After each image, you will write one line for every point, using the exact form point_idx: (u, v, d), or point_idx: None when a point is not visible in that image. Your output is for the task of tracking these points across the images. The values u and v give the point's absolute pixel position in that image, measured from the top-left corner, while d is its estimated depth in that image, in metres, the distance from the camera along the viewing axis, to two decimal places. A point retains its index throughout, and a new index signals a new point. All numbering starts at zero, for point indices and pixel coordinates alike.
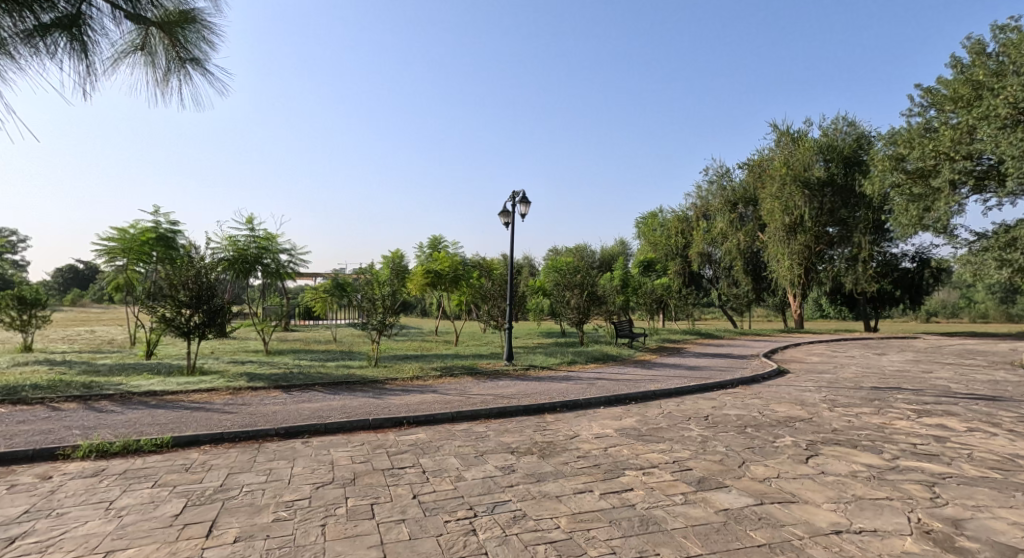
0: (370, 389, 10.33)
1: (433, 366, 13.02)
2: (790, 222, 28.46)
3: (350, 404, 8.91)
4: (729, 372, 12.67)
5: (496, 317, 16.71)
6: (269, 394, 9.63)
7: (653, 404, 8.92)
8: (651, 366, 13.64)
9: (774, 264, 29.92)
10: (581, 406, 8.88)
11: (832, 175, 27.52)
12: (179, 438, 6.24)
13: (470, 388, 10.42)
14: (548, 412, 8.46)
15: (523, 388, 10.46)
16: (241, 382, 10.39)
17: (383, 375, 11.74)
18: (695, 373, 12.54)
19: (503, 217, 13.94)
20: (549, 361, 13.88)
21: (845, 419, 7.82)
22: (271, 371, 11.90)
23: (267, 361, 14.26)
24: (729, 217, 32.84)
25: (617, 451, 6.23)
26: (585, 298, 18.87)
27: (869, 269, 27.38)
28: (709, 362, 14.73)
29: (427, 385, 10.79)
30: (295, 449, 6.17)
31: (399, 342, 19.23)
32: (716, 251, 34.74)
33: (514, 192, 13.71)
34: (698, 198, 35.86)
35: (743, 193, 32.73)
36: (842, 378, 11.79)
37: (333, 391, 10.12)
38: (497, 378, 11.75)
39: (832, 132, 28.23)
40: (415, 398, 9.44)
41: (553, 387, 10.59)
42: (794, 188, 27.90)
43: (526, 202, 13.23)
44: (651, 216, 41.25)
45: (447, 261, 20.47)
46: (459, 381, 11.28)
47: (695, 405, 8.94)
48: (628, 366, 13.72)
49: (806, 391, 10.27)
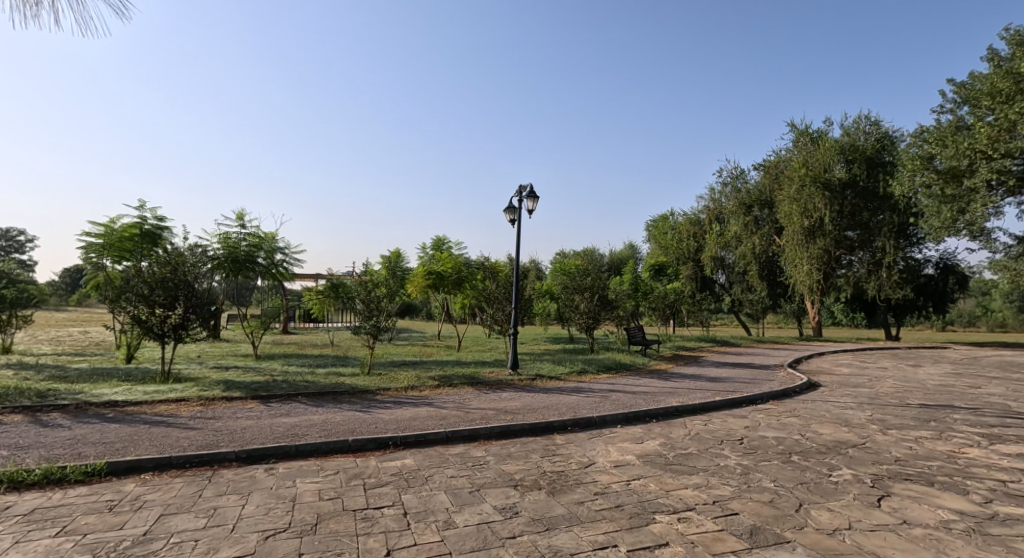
0: (358, 400, 9.29)
1: (431, 374, 12.02)
2: (809, 226, 27.26)
3: (332, 420, 7.88)
4: (755, 385, 11.54)
5: (500, 321, 15.62)
6: (244, 406, 8.61)
7: (676, 423, 7.83)
8: (668, 377, 12.52)
9: (792, 269, 28.70)
10: (595, 425, 7.80)
11: (854, 176, 26.31)
12: (116, 464, 5.23)
13: (470, 401, 9.37)
14: (557, 431, 7.39)
15: (529, 401, 9.38)
16: (216, 391, 9.38)
17: (375, 384, 10.69)
18: (717, 385, 11.41)
19: (508, 213, 12.91)
20: (557, 369, 12.80)
21: (906, 446, 6.70)
22: (253, 379, 10.89)
23: (253, 367, 13.24)
24: (744, 220, 31.66)
25: (643, 486, 5.15)
26: (595, 302, 17.77)
27: (893, 275, 26.04)
28: (730, 373, 13.61)
29: (423, 397, 9.76)
30: (253, 480, 5.12)
31: (398, 347, 18.23)
32: (729, 255, 33.56)
33: (520, 186, 12.66)
34: (711, 201, 34.72)
35: (758, 195, 31.56)
36: (883, 394, 10.63)
37: (317, 402, 9.09)
38: (500, 389, 10.69)
39: (854, 132, 27.01)
40: (407, 412, 8.38)
41: (562, 401, 9.52)
42: (813, 189, 26.73)
43: (533, 197, 12.20)
44: (662, 220, 40.11)
45: (450, 262, 19.52)
46: (458, 393, 10.21)
47: (725, 425, 7.83)
48: (643, 376, 12.65)
49: (847, 408, 9.13)
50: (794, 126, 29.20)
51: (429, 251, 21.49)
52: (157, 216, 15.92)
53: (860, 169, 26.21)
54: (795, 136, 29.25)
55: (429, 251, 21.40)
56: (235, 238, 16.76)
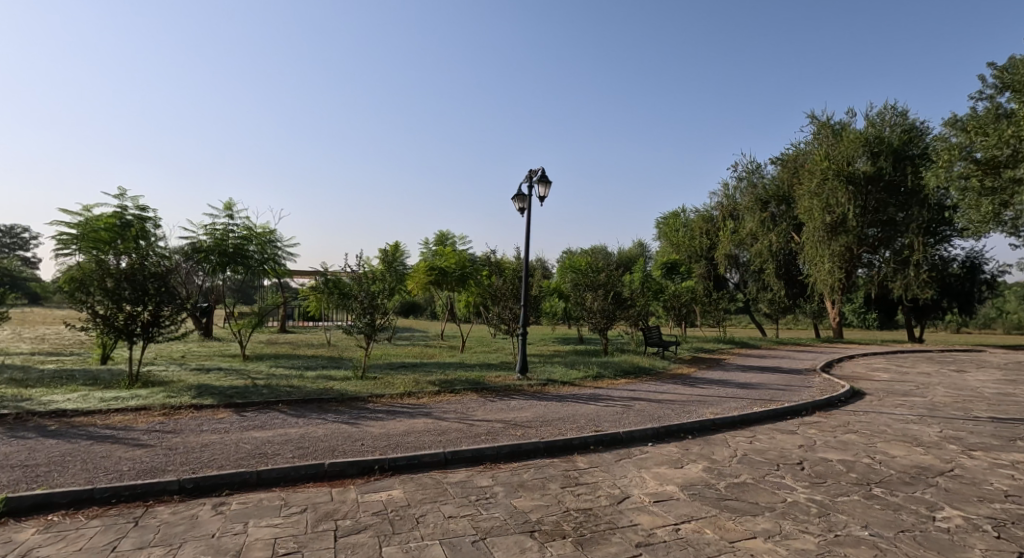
0: (346, 410, 8.13)
1: (431, 379, 10.86)
2: (832, 222, 25.90)
3: (313, 434, 6.72)
4: (792, 392, 10.35)
5: (507, 320, 14.42)
6: (214, 416, 7.47)
7: (718, 441, 6.64)
8: (693, 383, 11.32)
9: (812, 267, 27.37)
10: (621, 442, 6.62)
11: (881, 170, 24.94)
12: (20, 501, 4.12)
13: (474, 411, 8.20)
14: (577, 451, 6.21)
15: (541, 412, 8.21)
16: (185, 398, 8.22)
17: (368, 390, 9.53)
18: (750, 393, 10.21)
19: (517, 201, 11.76)
20: (570, 374, 11.62)
21: (1007, 474, 5.48)
22: (231, 383, 9.76)
23: (236, 370, 12.11)
24: (760, 216, 30.39)
25: (698, 533, 3.97)
26: (609, 301, 16.57)
27: (921, 274, 24.63)
28: (760, 378, 12.39)
29: (421, 405, 8.61)
30: (192, 523, 3.97)
31: (398, 348, 17.08)
32: (743, 254, 32.27)
33: (531, 170, 11.51)
34: (725, 197, 33.46)
35: (776, 190, 30.28)
36: (941, 404, 9.40)
37: (299, 412, 7.93)
38: (507, 396, 9.52)
39: (879, 123, 25.69)
40: (400, 426, 7.20)
41: (579, 411, 8.35)
42: (836, 183, 25.42)
43: (545, 182, 11.03)
44: (673, 216, 38.86)
45: (454, 257, 18.37)
46: (461, 401, 9.03)
47: (776, 443, 6.63)
48: (665, 382, 11.48)
49: (909, 423, 7.91)
50: (814, 117, 27.92)
51: (430, 246, 20.32)
52: (140, 205, 14.95)
53: (887, 162, 24.85)
54: (816, 128, 27.97)
55: (431, 246, 20.23)
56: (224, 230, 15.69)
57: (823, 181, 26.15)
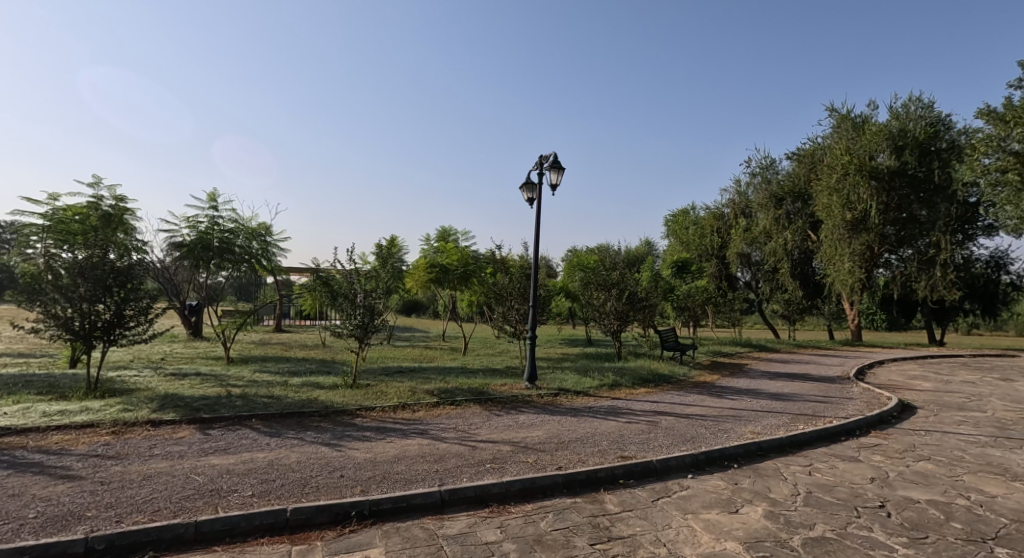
0: (329, 428, 6.99)
1: (429, 387, 9.74)
2: (853, 219, 24.71)
3: (284, 460, 5.61)
4: (835, 405, 9.19)
5: (513, 322, 13.23)
6: (173, 435, 6.36)
7: (772, 474, 5.49)
8: (720, 394, 10.16)
9: (831, 267, 26.13)
10: (656, 472, 5.49)
11: (906, 165, 23.66)
12: None
13: (477, 429, 7.07)
14: (604, 487, 5.09)
15: (556, 430, 7.08)
16: (143, 412, 7.10)
17: (357, 402, 8.40)
18: (788, 406, 9.05)
19: (526, 191, 10.65)
20: (584, 382, 10.47)
21: None
22: (204, 392, 8.64)
23: (215, 375, 11.04)
24: (774, 214, 29.18)
25: None
26: (623, 301, 15.41)
27: (949, 274, 23.35)
28: (792, 387, 11.24)
29: (415, 422, 7.48)
30: None
31: (395, 350, 15.96)
32: (756, 252, 31.07)
33: (541, 156, 10.38)
34: (737, 194, 32.29)
35: (791, 186, 29.07)
36: (1009, 422, 8.23)
37: (274, 430, 6.80)
38: (515, 409, 8.38)
39: (903, 116, 24.39)
40: (390, 450, 6.07)
41: (600, 430, 7.21)
42: (857, 179, 24.21)
43: (557, 168, 9.91)
44: (682, 214, 37.69)
45: (456, 253, 17.20)
46: (462, 416, 7.90)
47: (842, 476, 5.47)
48: (689, 392, 10.34)
49: (987, 447, 6.74)
50: (833, 109, 26.72)
51: (431, 242, 19.14)
52: (117, 195, 13.93)
53: (911, 156, 23.57)
54: (835, 121, 26.76)
55: (432, 242, 19.02)
56: (208, 224, 14.57)
57: (844, 176, 24.94)
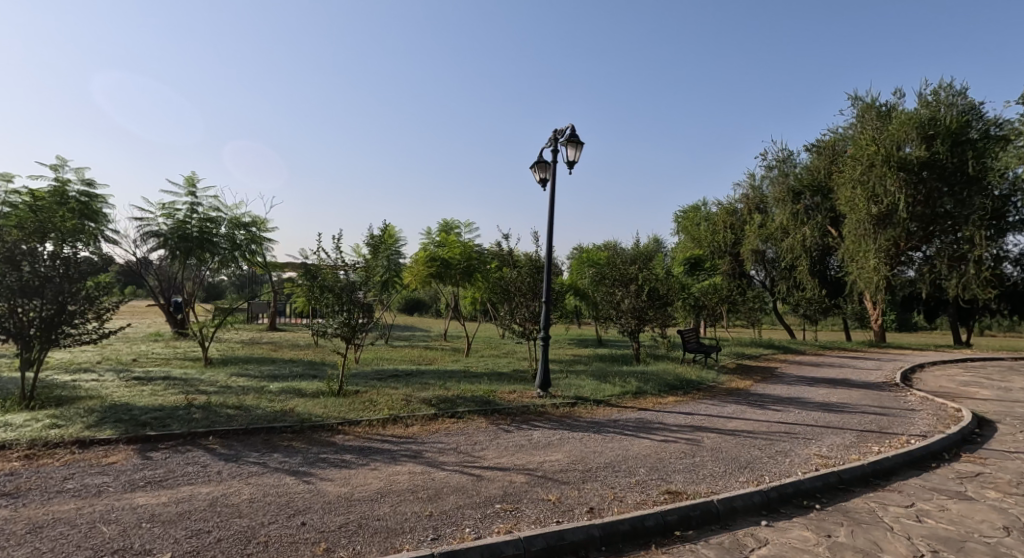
0: (300, 451, 5.71)
1: (426, 395, 8.44)
2: (878, 213, 23.33)
3: (233, 497, 4.32)
4: (901, 419, 7.84)
5: (522, 322, 11.90)
6: (101, 460, 5.08)
7: (873, 522, 4.15)
8: (761, 404, 8.83)
9: (854, 264, 24.72)
10: (718, 518, 4.17)
11: (937, 156, 22.05)
12: None
13: (483, 453, 5.78)
14: (655, 543, 3.78)
15: (579, 454, 5.77)
16: (75, 428, 5.84)
17: (340, 413, 7.09)
18: (846, 419, 7.72)
19: (538, 170, 9.38)
20: (603, 390, 9.15)
21: None
22: (161, 402, 7.37)
23: (185, 381, 9.78)
24: (792, 209, 27.76)
25: None
26: (641, 298, 14.09)
27: (983, 271, 21.86)
28: (838, 394, 9.92)
29: (405, 442, 6.17)
30: None
31: (392, 351, 14.65)
32: (771, 249, 29.69)
33: (556, 130, 9.09)
34: (751, 188, 30.96)
35: (811, 179, 27.58)
36: None
37: (232, 453, 5.53)
38: (527, 424, 7.09)
39: (934, 104, 22.80)
40: (372, 483, 4.77)
41: (631, 453, 5.89)
42: (884, 170, 22.76)
43: (575, 143, 8.61)
44: (694, 211, 36.29)
45: (458, 247, 15.86)
46: (463, 432, 6.62)
47: (966, 525, 4.13)
48: (725, 402, 9.03)
49: None
50: (856, 98, 25.27)
51: (431, 235, 17.80)
52: (85, 180, 12.70)
53: (943, 146, 21.93)
54: (858, 110, 25.32)
55: (433, 234, 17.67)
56: (185, 212, 13.27)
57: (869, 167, 23.54)
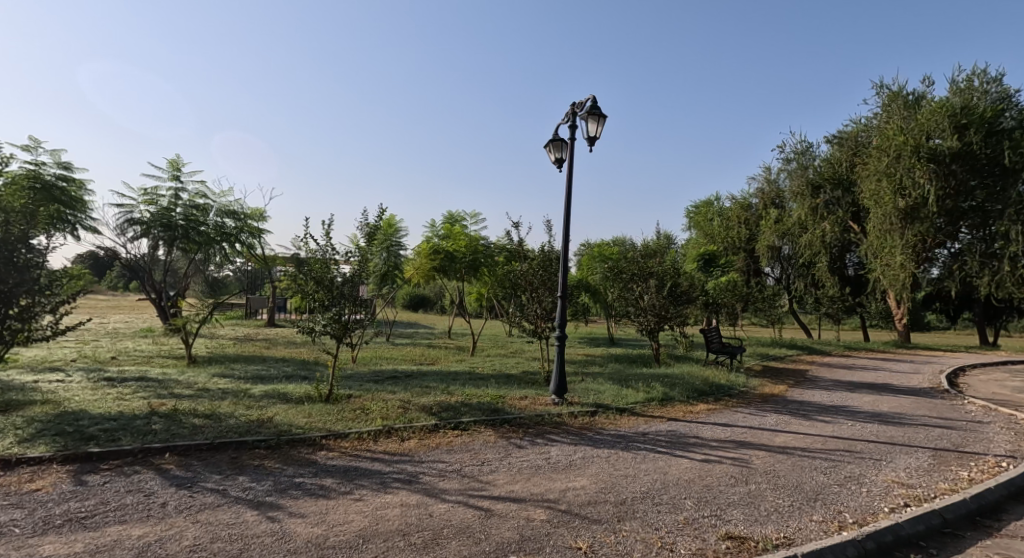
0: (272, 474, 4.73)
1: (426, 401, 7.44)
2: (906, 207, 22.10)
3: (170, 546, 3.34)
4: (975, 433, 6.77)
5: (534, 320, 10.85)
6: (20, 487, 4.12)
7: None
8: (807, 414, 7.79)
9: (879, 261, 23.51)
10: None
11: (970, 146, 20.80)
12: None
13: (491, 478, 4.76)
14: None
15: (608, 481, 4.75)
16: (4, 443, 4.90)
17: (325, 424, 6.10)
18: (912, 434, 6.66)
19: (553, 149, 8.41)
20: (626, 396, 8.12)
21: None
22: (121, 409, 6.41)
23: (158, 382, 8.81)
24: (812, 203, 26.54)
25: None
26: (661, 295, 13.03)
27: (1019, 269, 20.64)
28: (889, 402, 8.86)
29: (399, 463, 5.17)
30: None
31: (391, 350, 13.62)
32: (788, 246, 28.51)
33: (574, 105, 8.11)
34: (767, 182, 29.81)
35: (831, 172, 26.31)
36: None
37: (188, 477, 4.56)
38: (543, 439, 6.08)
39: (967, 92, 21.54)
40: (353, 522, 3.79)
41: (671, 478, 4.87)
42: (913, 162, 21.54)
43: (597, 116, 7.64)
44: (706, 206, 35.16)
45: (463, 239, 14.78)
46: (469, 449, 5.62)
47: None
48: (765, 411, 8.00)
49: None
50: (882, 86, 24.04)
51: (435, 227, 16.73)
52: (62, 163, 11.76)
53: (977, 135, 20.67)
54: (883, 100, 24.08)
55: (437, 226, 16.63)
56: (169, 199, 12.33)
57: (896, 159, 22.32)
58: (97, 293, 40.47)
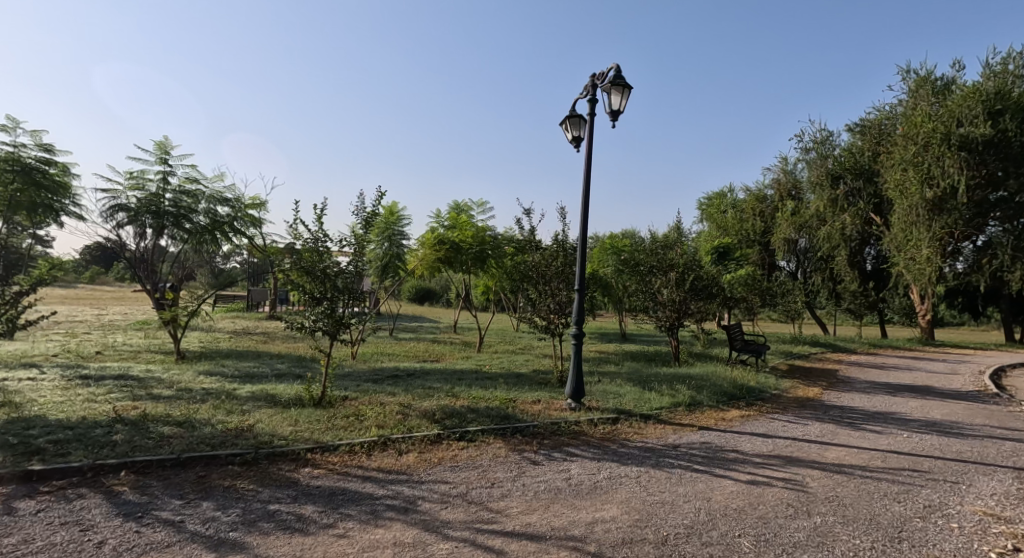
0: (242, 499, 3.98)
1: (429, 406, 6.65)
2: (933, 197, 20.98)
3: None
4: None
5: (546, 315, 10.06)
6: None
7: None
8: (853, 423, 6.96)
9: (904, 255, 22.50)
10: None
11: (1003, 134, 19.78)
12: None
13: (503, 506, 3.99)
14: None
15: (643, 512, 3.96)
16: None
17: (312, 435, 5.33)
18: (983, 448, 5.82)
19: (569, 127, 7.63)
20: (650, 400, 7.32)
21: None
22: (82, 414, 5.71)
23: (137, 381, 8.11)
24: (831, 195, 25.52)
25: None
26: (681, 288, 12.18)
27: None
28: (940, 409, 8.01)
29: (391, 484, 4.40)
30: None
31: (393, 346, 12.87)
32: (805, 238, 27.55)
33: (593, 77, 7.31)
34: (784, 173, 28.77)
35: (852, 164, 25.03)
36: None
37: (141, 504, 3.82)
38: (562, 453, 5.29)
39: (1002, 77, 20.44)
40: None
41: (716, 508, 4.07)
42: (942, 150, 20.47)
43: (621, 88, 6.84)
44: (719, 198, 34.17)
45: (470, 229, 13.96)
46: (475, 467, 4.84)
47: None
48: (806, 418, 7.17)
49: None
50: (909, 72, 22.95)
51: (441, 217, 15.88)
52: (43, 145, 10.99)
53: (1012, 122, 19.71)
54: (910, 85, 23.00)
55: (443, 216, 15.80)
56: (158, 184, 11.59)
57: (924, 147, 21.25)
58: (102, 285, 40.18)
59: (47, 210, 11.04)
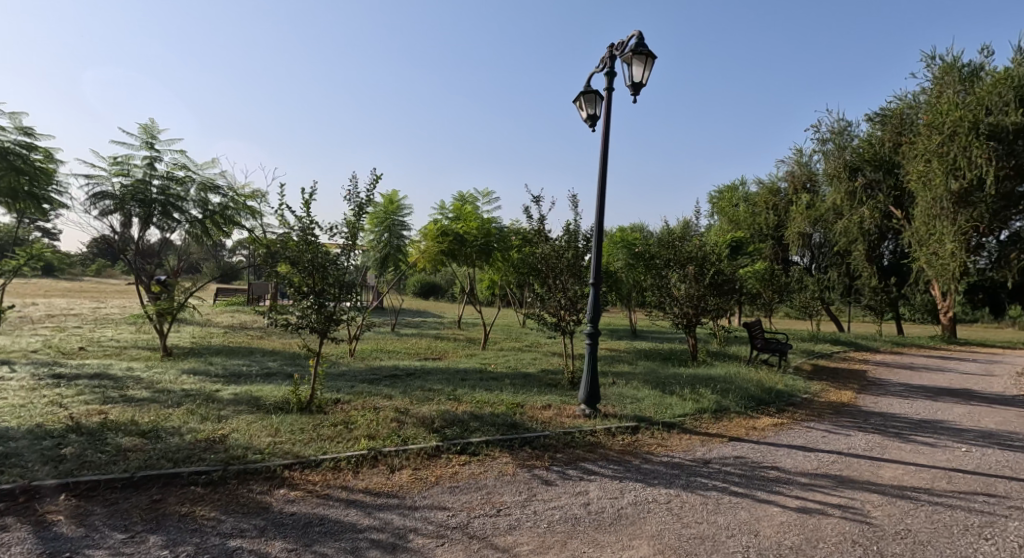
0: (197, 532, 3.32)
1: (426, 412, 5.97)
2: (959, 189, 20.08)
3: None
4: None
5: (556, 311, 9.37)
6: None
7: None
8: (900, 433, 6.23)
9: (926, 249, 21.59)
10: None
11: None
12: None
13: (511, 543, 3.31)
14: None
15: (680, 551, 3.27)
16: None
17: (292, 447, 4.66)
18: None
19: (583, 105, 6.92)
20: (672, 406, 6.62)
21: None
22: (34, 421, 5.06)
23: (111, 380, 7.48)
24: (850, 187, 24.61)
25: None
26: (700, 283, 11.43)
27: None
28: (991, 417, 7.25)
29: (379, 511, 3.73)
30: None
31: (393, 343, 12.20)
32: (820, 232, 26.66)
33: (610, 48, 6.60)
34: (798, 165, 27.81)
35: (872, 154, 24.15)
36: None
37: (72, 539, 3.16)
38: (578, 471, 4.59)
39: None
40: None
41: (769, 546, 3.37)
42: (970, 139, 19.53)
43: (643, 58, 6.13)
44: (731, 191, 33.23)
45: (475, 219, 13.24)
46: (478, 488, 4.15)
47: None
48: (847, 428, 6.45)
49: None
50: (934, 59, 21.96)
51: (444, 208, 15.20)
52: (23, 129, 10.37)
53: None
54: (935, 72, 22.02)
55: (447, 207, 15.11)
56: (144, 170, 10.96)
57: (950, 137, 20.33)
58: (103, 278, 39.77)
59: (27, 197, 10.44)
